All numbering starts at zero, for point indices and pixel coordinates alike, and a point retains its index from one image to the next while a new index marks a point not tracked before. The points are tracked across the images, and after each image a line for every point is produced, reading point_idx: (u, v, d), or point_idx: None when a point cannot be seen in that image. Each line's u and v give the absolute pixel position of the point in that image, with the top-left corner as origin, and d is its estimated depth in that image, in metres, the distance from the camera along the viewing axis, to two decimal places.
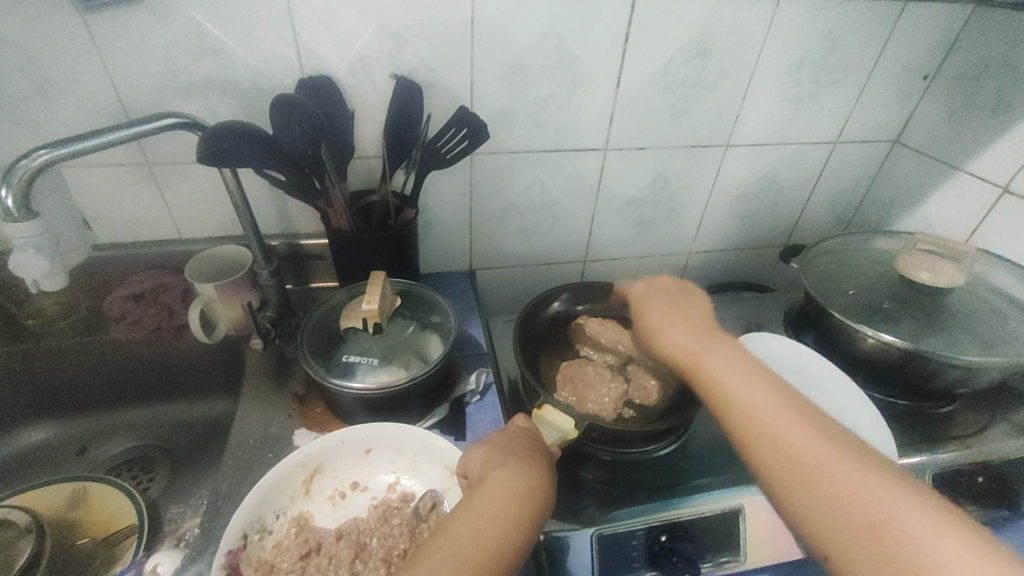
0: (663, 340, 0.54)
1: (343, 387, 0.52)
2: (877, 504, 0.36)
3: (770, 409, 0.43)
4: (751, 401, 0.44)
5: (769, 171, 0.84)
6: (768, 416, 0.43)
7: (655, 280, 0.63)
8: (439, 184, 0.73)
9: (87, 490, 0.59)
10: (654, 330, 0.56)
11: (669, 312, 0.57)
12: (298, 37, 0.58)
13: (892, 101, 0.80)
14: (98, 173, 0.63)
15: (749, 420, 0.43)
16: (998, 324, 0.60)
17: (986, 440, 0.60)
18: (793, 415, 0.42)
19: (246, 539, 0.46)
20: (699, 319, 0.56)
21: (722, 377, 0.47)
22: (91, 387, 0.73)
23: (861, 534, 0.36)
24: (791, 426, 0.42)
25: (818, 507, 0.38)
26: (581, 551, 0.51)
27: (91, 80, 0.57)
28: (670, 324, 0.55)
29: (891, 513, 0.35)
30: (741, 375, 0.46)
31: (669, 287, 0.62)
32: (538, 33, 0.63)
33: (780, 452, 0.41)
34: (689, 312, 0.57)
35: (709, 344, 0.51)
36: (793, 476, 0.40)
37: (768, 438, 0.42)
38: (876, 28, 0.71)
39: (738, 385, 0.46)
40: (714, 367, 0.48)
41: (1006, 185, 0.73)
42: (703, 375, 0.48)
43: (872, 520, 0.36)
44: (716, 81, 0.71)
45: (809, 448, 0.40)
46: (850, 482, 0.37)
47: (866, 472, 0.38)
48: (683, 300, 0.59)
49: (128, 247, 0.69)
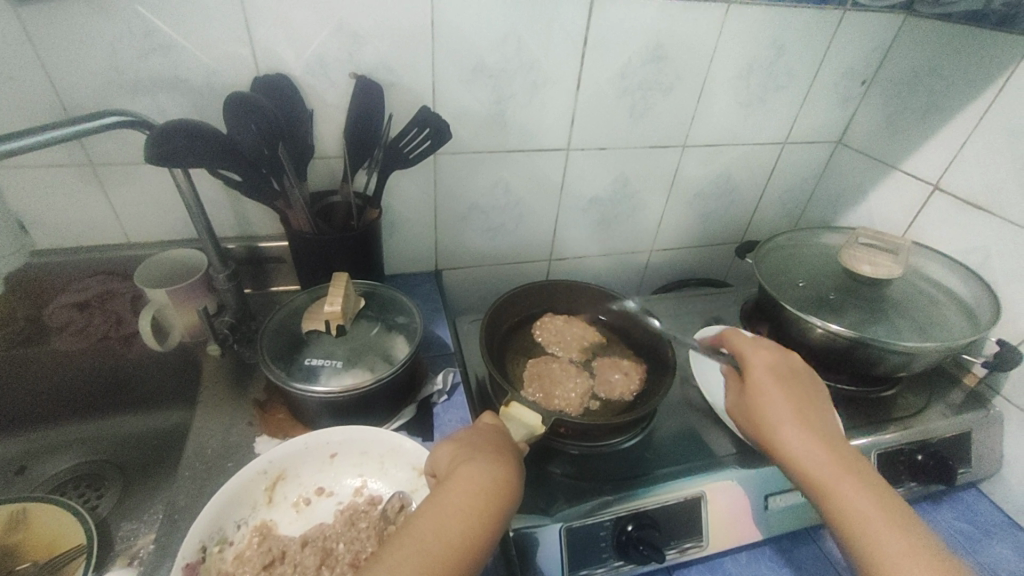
0: (764, 414, 0.51)
1: (307, 392, 0.51)
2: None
3: (885, 530, 0.42)
4: (869, 520, 0.43)
5: (724, 170, 0.87)
6: (880, 529, 0.42)
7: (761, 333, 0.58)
8: (403, 184, 0.73)
9: (29, 511, 0.55)
10: (778, 436, 0.49)
11: (796, 414, 0.50)
12: (253, 35, 0.57)
13: (835, 104, 0.85)
14: (34, 174, 0.59)
15: (862, 537, 0.43)
16: (931, 312, 0.65)
17: (924, 420, 0.65)
18: (899, 527, 0.42)
19: (206, 552, 0.44)
20: (810, 396, 0.52)
21: (835, 480, 0.45)
22: (32, 401, 0.69)
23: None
24: (902, 545, 0.41)
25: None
26: (550, 544, 0.51)
27: (28, 77, 0.54)
28: (798, 436, 0.48)
29: None
30: (854, 481, 0.45)
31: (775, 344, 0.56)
32: (499, 35, 0.63)
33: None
34: (799, 388, 0.52)
35: (851, 470, 0.46)
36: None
37: (873, 549, 0.42)
38: (819, 36, 0.75)
39: (866, 506, 0.44)
40: (827, 470, 0.46)
41: (936, 182, 0.78)
42: (815, 471, 0.47)
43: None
44: (671, 85, 0.74)
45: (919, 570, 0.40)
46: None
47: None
48: (809, 395, 0.52)
49: (71, 252, 0.66)
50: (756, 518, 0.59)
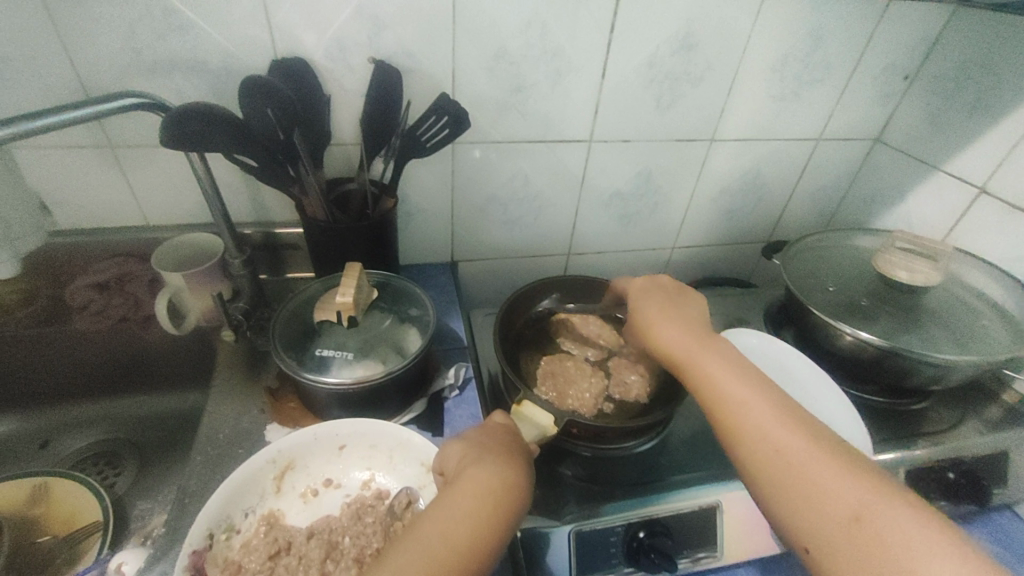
0: (657, 335, 0.54)
1: (317, 382, 0.50)
2: (861, 501, 0.37)
3: (764, 416, 0.43)
4: (748, 408, 0.44)
5: (753, 166, 0.84)
6: (761, 416, 0.44)
7: (658, 277, 0.62)
8: (420, 173, 0.71)
9: (49, 486, 0.56)
10: (652, 328, 0.55)
11: (664, 311, 0.57)
12: (272, 17, 0.56)
13: (875, 99, 0.80)
14: (56, 155, 0.59)
15: (743, 426, 0.44)
16: (970, 322, 0.62)
17: (957, 436, 0.61)
18: (778, 412, 0.44)
19: (213, 539, 0.44)
20: (698, 322, 0.55)
21: (719, 379, 0.47)
22: (55, 379, 0.70)
23: (847, 534, 0.36)
24: (780, 426, 0.42)
25: (802, 509, 0.39)
26: (559, 547, 0.50)
27: (48, 57, 0.53)
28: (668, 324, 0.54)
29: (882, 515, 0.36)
30: (736, 379, 0.47)
31: (667, 287, 0.61)
32: (523, 20, 0.61)
33: (771, 459, 0.41)
34: (689, 317, 0.56)
35: (699, 340, 0.52)
36: (777, 471, 0.41)
37: (754, 437, 0.43)
38: (862, 26, 0.71)
39: (734, 389, 0.46)
40: (712, 372, 0.48)
41: (983, 185, 0.73)
42: (700, 377, 0.49)
43: (861, 521, 0.36)
44: (701, 76, 0.71)
45: (799, 447, 0.41)
46: (831, 478, 0.39)
47: (842, 465, 0.39)
48: (682, 302, 0.58)
49: (91, 233, 0.66)
50: (774, 531, 0.57)
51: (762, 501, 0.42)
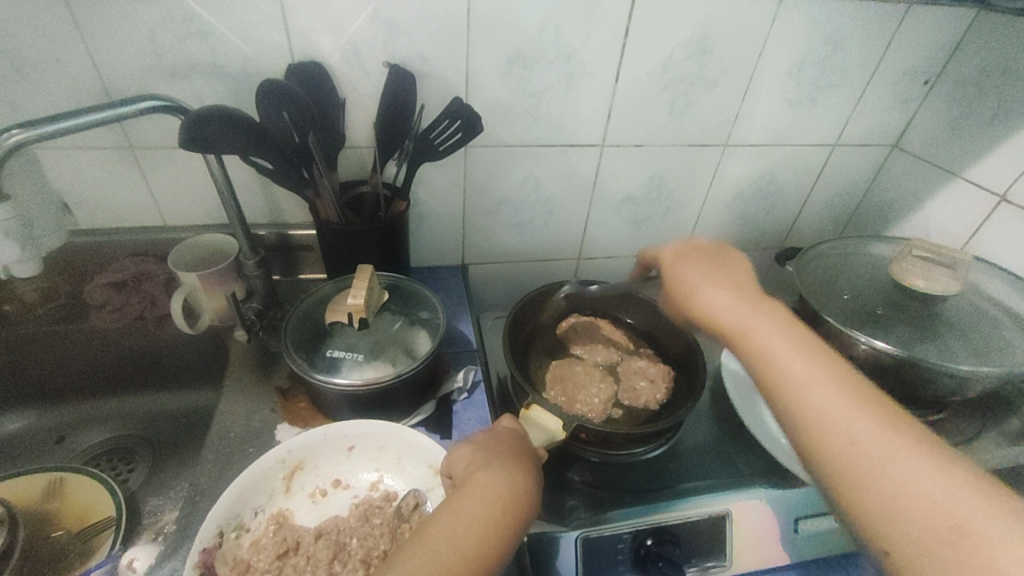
0: (704, 304, 0.51)
1: (327, 383, 0.51)
2: (955, 503, 0.33)
3: (835, 399, 0.39)
4: (814, 391, 0.40)
5: (767, 172, 0.83)
6: (833, 400, 0.39)
7: (693, 241, 0.60)
8: (432, 177, 0.72)
9: (64, 481, 0.57)
10: (695, 294, 0.52)
11: (708, 277, 0.53)
12: (289, 22, 0.57)
13: (892, 105, 0.79)
14: (77, 156, 0.61)
15: (809, 410, 0.40)
16: (989, 332, 0.60)
17: (975, 449, 0.60)
18: (853, 396, 0.39)
19: (222, 537, 0.45)
20: (750, 287, 0.51)
21: (780, 355, 0.43)
22: (73, 375, 0.72)
23: (936, 538, 0.32)
24: (855, 414, 0.38)
25: (879, 505, 0.35)
26: (567, 553, 0.50)
27: (72, 61, 0.55)
28: (716, 290, 0.51)
29: (983, 523, 0.31)
30: (802, 355, 0.43)
31: (705, 249, 0.57)
32: (537, 25, 0.61)
33: (843, 449, 0.37)
34: (738, 282, 0.52)
35: (760, 311, 0.47)
36: (848, 462, 0.37)
37: (821, 422, 0.39)
38: (880, 31, 0.70)
39: (803, 370, 0.42)
40: (770, 347, 0.44)
41: (1003, 194, 0.72)
42: (755, 352, 0.45)
43: (950, 521, 0.32)
44: (715, 80, 0.70)
45: (877, 435, 0.37)
46: (915, 473, 0.35)
47: (931, 460, 0.35)
48: (723, 264, 0.55)
49: (109, 233, 0.67)
50: (785, 542, 0.56)
51: (831, 494, 0.38)
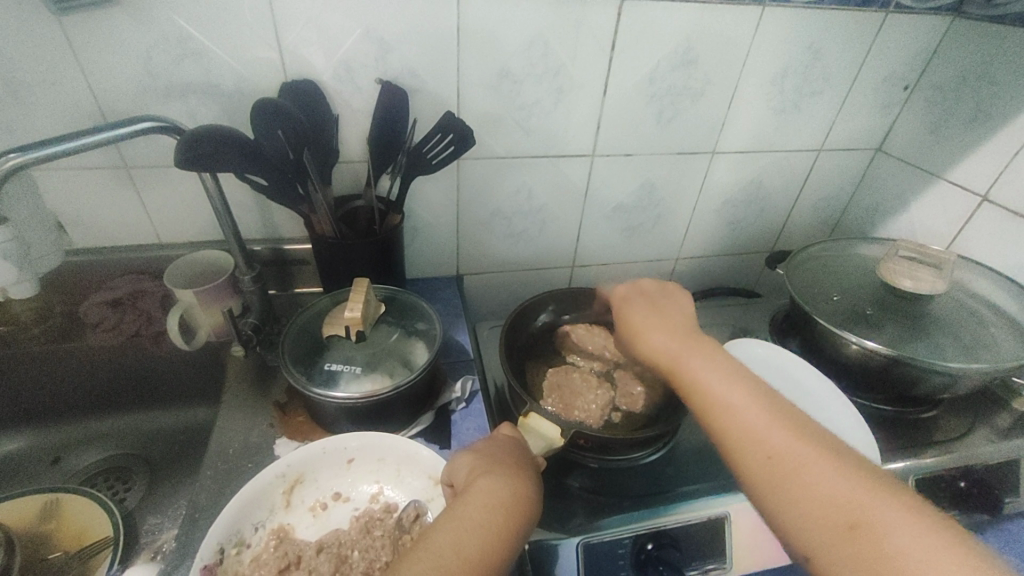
0: (648, 346, 0.54)
1: (325, 396, 0.51)
2: (857, 504, 0.37)
3: (753, 419, 0.44)
4: (735, 411, 0.44)
5: (755, 178, 0.84)
6: (754, 419, 0.44)
7: (637, 283, 0.62)
8: (426, 190, 0.73)
9: (61, 502, 0.57)
10: (638, 335, 0.55)
11: (644, 310, 0.58)
12: (282, 40, 0.57)
13: (874, 110, 0.81)
14: (73, 176, 0.61)
15: (729, 428, 0.44)
16: (977, 330, 0.61)
17: (967, 445, 0.61)
18: (770, 414, 0.44)
19: (223, 554, 0.45)
20: (681, 320, 0.55)
21: (707, 381, 0.47)
22: (69, 396, 0.72)
23: (842, 538, 0.37)
24: (770, 426, 0.43)
25: (799, 512, 0.39)
26: (568, 560, 0.50)
27: (68, 84, 0.55)
28: (651, 326, 0.55)
29: (875, 516, 0.36)
30: (723, 381, 0.47)
31: (648, 290, 0.61)
32: (525, 39, 0.62)
33: (764, 467, 0.41)
34: (669, 313, 0.57)
35: (685, 341, 0.52)
36: (772, 477, 0.41)
37: (748, 442, 0.43)
38: (860, 38, 0.72)
39: (727, 391, 0.46)
40: (699, 375, 0.48)
41: (985, 194, 0.74)
42: (683, 377, 0.49)
43: (855, 521, 0.37)
44: (702, 89, 0.72)
45: (791, 450, 0.41)
46: (823, 480, 0.39)
47: (835, 467, 0.40)
48: (664, 304, 0.58)
49: (104, 251, 0.68)
50: (785, 543, 0.56)
51: (761, 506, 0.42)
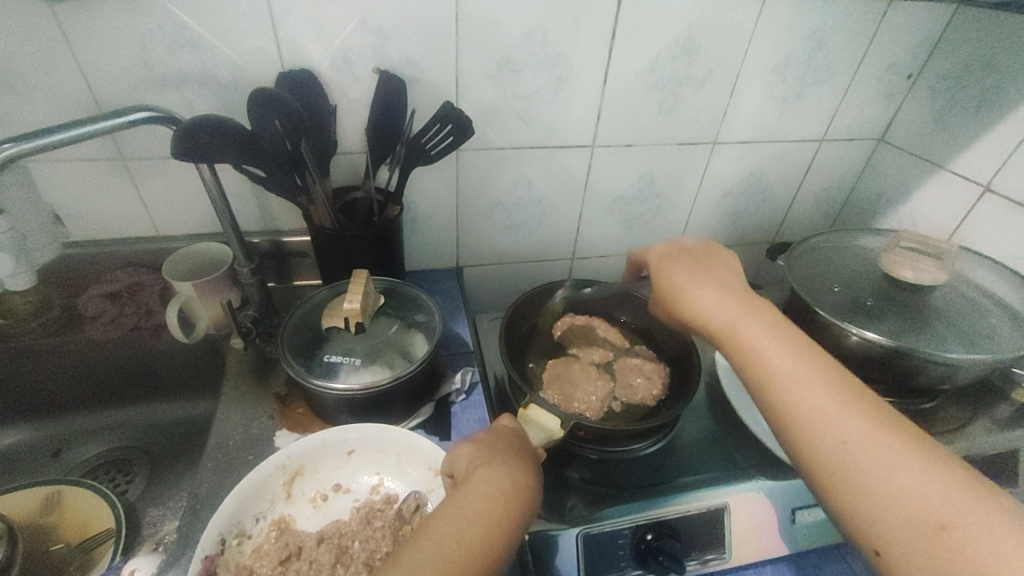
0: (698, 308, 0.52)
1: (325, 388, 0.51)
2: (939, 496, 0.36)
3: (823, 400, 0.42)
4: (803, 391, 0.43)
5: (756, 168, 0.84)
6: (825, 402, 0.42)
7: (678, 243, 0.61)
8: (425, 181, 0.72)
9: (62, 494, 0.57)
10: (685, 295, 0.54)
11: (699, 280, 0.55)
12: (278, 29, 0.57)
13: (877, 100, 0.81)
14: (68, 168, 0.61)
15: (797, 408, 0.42)
16: (978, 320, 0.61)
17: (967, 435, 0.61)
18: (845, 399, 0.42)
19: (224, 544, 0.45)
20: (733, 285, 0.53)
21: (772, 358, 0.46)
22: (68, 388, 0.72)
23: (923, 534, 0.35)
24: (843, 411, 0.41)
25: (872, 501, 0.37)
26: (567, 550, 0.50)
27: (63, 74, 0.55)
28: (707, 292, 0.53)
29: (961, 513, 0.34)
30: (791, 361, 0.45)
31: (695, 251, 0.59)
32: (524, 28, 0.62)
33: (833, 453, 0.40)
34: (725, 280, 0.54)
35: (747, 312, 0.50)
36: (844, 467, 0.39)
37: (816, 424, 0.41)
38: (863, 26, 0.71)
39: (792, 371, 0.44)
40: (761, 349, 0.47)
41: (988, 184, 0.73)
42: (745, 353, 0.47)
43: (936, 515, 0.35)
44: (703, 79, 0.71)
45: (865, 436, 0.39)
46: (899, 470, 0.37)
47: (916, 459, 0.38)
48: (709, 263, 0.57)
49: (102, 244, 0.67)
50: (784, 532, 0.57)
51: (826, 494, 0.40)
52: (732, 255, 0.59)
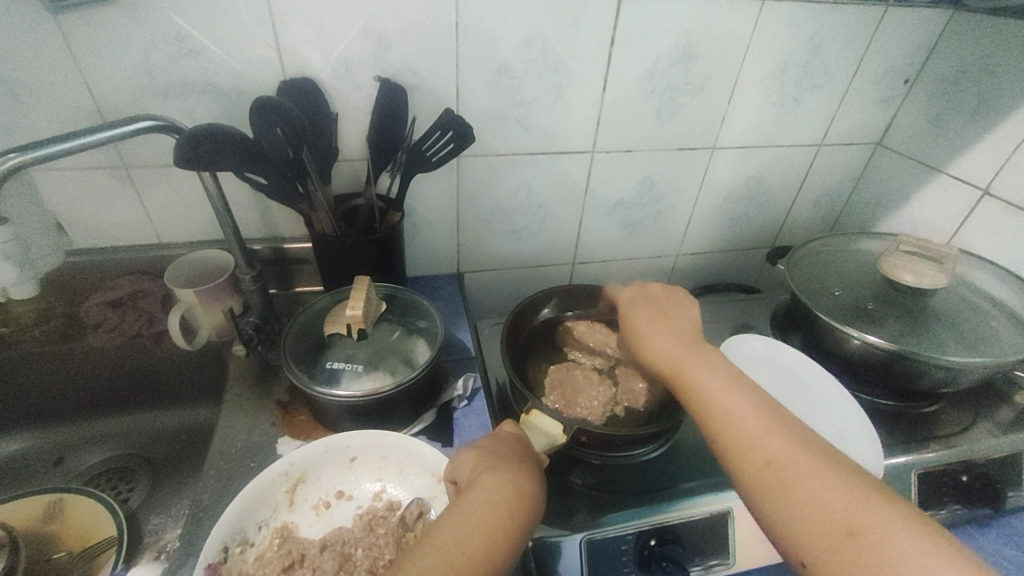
0: (650, 347, 0.55)
1: (327, 395, 0.51)
2: (856, 510, 0.37)
3: (753, 424, 0.44)
4: (739, 416, 0.45)
5: (756, 173, 0.84)
6: (754, 426, 0.44)
7: (648, 288, 0.63)
8: (425, 187, 0.73)
9: (64, 501, 0.57)
10: (641, 339, 0.56)
11: (654, 324, 0.57)
12: (280, 38, 0.57)
13: (874, 105, 0.81)
14: (72, 176, 0.61)
15: (731, 432, 0.44)
16: (978, 324, 0.61)
17: (969, 439, 0.61)
18: (772, 425, 0.43)
19: (227, 552, 0.45)
20: (683, 326, 0.56)
21: (712, 390, 0.47)
22: (71, 396, 0.72)
23: (842, 544, 0.36)
24: (771, 434, 0.43)
25: (796, 518, 0.39)
26: (570, 557, 0.50)
27: (67, 84, 0.55)
28: (660, 338, 0.55)
29: (875, 524, 0.36)
30: (727, 391, 0.47)
31: (655, 296, 0.61)
32: (524, 36, 0.62)
33: (763, 472, 0.41)
34: (677, 322, 0.57)
35: (692, 351, 0.52)
36: (771, 486, 0.41)
37: (746, 447, 0.43)
38: (860, 32, 0.72)
39: (729, 400, 0.46)
40: (702, 381, 0.48)
41: (986, 188, 0.74)
42: (689, 386, 0.49)
43: (851, 525, 0.37)
44: (701, 85, 0.72)
45: (789, 457, 0.41)
46: (819, 485, 0.39)
47: (834, 478, 0.39)
48: (671, 310, 0.59)
49: (104, 252, 0.68)
50: None
51: (761, 515, 0.42)
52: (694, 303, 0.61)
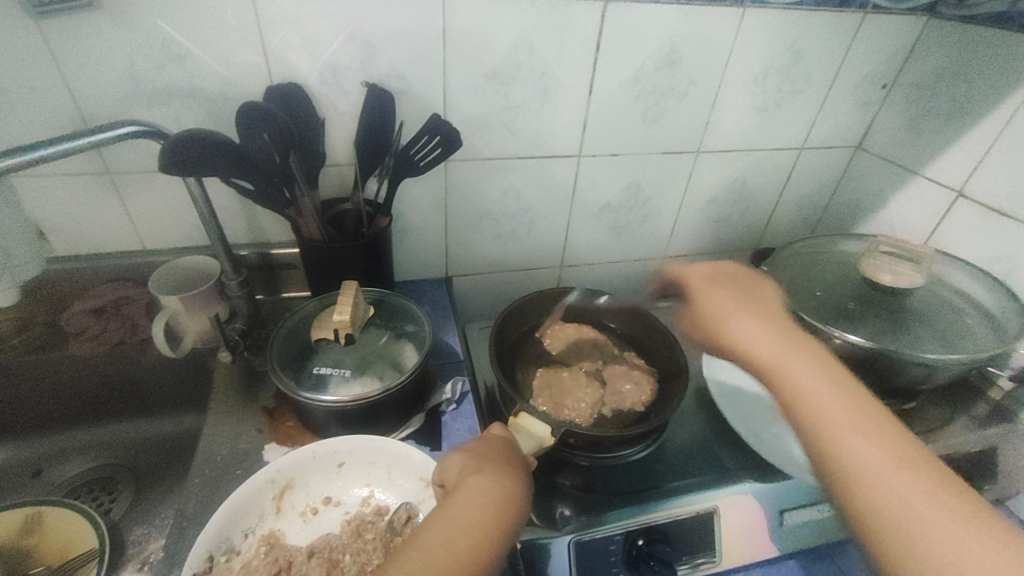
0: (737, 339, 0.49)
1: (315, 400, 0.51)
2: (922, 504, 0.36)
3: (842, 408, 0.41)
4: (828, 396, 0.42)
5: (740, 176, 0.86)
6: (834, 406, 0.41)
7: (718, 267, 0.58)
8: (413, 191, 0.73)
9: (44, 514, 0.55)
10: (724, 323, 0.51)
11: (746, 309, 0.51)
12: (266, 43, 0.57)
13: (854, 109, 0.83)
14: (54, 183, 0.60)
15: (820, 406, 0.42)
16: (954, 322, 0.63)
17: (947, 434, 0.63)
18: (859, 409, 0.41)
19: (213, 561, 0.44)
20: (782, 318, 0.50)
21: (791, 365, 0.45)
22: (51, 406, 0.70)
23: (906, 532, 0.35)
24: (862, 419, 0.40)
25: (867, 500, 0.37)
26: (559, 558, 0.50)
27: (49, 89, 0.55)
28: (746, 324, 0.49)
29: (936, 522, 0.35)
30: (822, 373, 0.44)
31: (732, 276, 0.57)
32: (510, 42, 0.63)
33: (835, 447, 0.40)
34: (769, 310, 0.51)
35: (796, 343, 0.47)
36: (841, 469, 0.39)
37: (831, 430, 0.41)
38: (838, 39, 0.73)
39: (811, 376, 0.44)
40: (797, 369, 0.44)
41: (960, 189, 0.76)
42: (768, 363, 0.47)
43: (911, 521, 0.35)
44: (686, 90, 0.73)
45: (863, 441, 0.39)
46: (894, 478, 0.37)
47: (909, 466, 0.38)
48: (755, 295, 0.54)
49: (87, 259, 0.67)
50: (772, 533, 0.58)
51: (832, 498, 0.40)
52: (774, 289, 0.57)
